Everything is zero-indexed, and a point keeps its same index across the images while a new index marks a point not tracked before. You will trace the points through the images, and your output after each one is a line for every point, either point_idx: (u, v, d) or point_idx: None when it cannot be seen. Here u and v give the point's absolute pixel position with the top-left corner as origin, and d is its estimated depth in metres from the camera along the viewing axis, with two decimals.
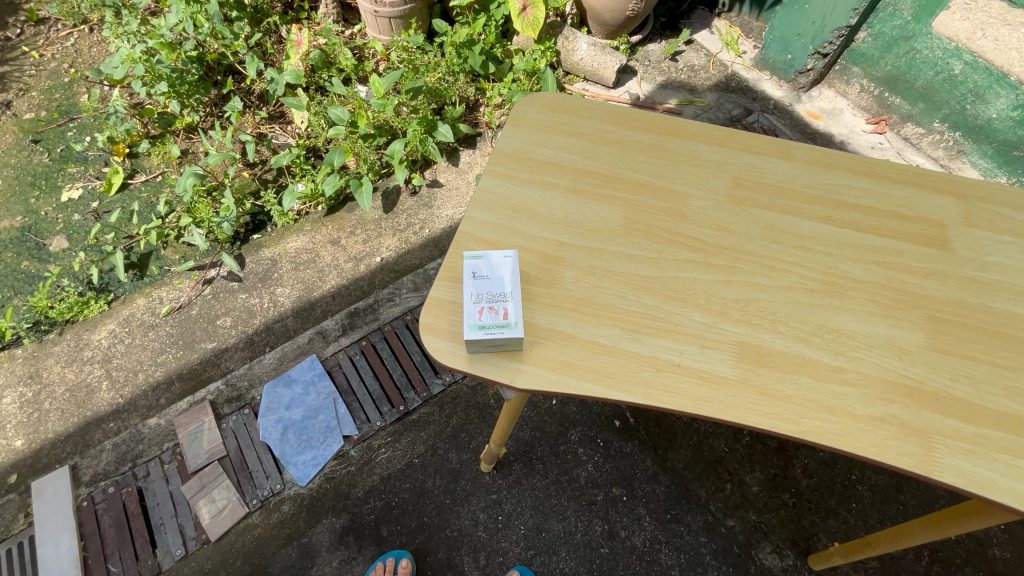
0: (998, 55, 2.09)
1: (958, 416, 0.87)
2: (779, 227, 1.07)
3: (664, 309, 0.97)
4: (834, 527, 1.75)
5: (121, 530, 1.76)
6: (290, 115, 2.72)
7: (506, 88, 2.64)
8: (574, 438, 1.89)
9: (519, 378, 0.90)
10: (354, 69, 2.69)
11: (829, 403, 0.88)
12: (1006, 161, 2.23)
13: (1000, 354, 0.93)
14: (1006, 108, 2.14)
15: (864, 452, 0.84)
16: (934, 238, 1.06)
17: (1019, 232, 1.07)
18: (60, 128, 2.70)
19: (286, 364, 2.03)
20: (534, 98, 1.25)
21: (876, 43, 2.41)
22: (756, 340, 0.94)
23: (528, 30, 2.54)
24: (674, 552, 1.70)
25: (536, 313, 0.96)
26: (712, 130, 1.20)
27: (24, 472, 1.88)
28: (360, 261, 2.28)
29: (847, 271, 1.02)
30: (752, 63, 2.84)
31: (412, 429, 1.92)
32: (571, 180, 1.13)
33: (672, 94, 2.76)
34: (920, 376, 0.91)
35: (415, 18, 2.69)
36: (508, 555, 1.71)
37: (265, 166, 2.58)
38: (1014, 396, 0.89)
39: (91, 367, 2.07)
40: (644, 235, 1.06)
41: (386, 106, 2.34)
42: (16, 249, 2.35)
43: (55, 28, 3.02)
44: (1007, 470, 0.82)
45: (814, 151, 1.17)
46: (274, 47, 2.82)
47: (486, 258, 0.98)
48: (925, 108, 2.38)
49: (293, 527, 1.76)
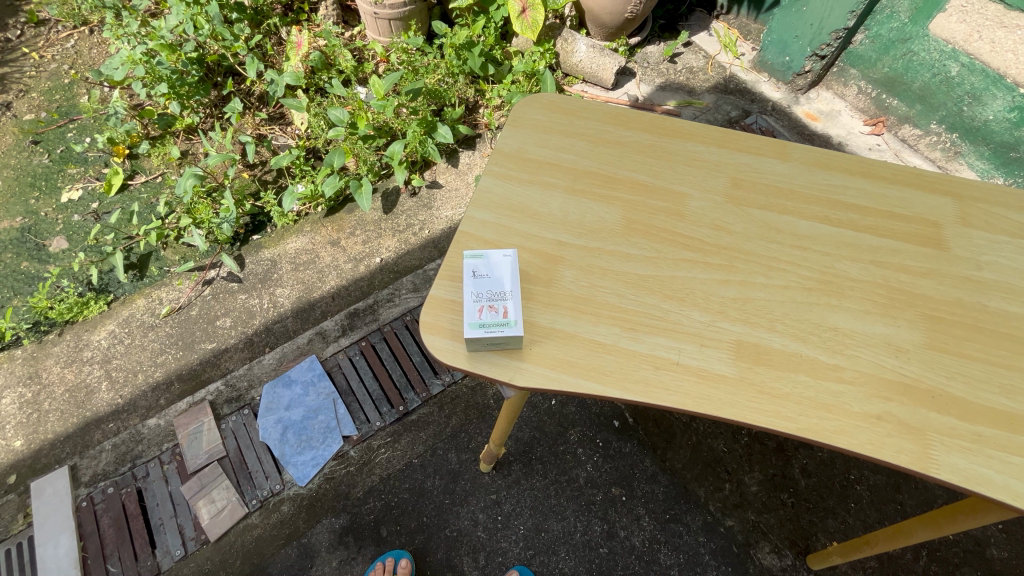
0: (994, 57, 2.11)
1: (954, 413, 0.88)
2: (777, 227, 1.08)
3: (663, 308, 0.98)
4: (832, 526, 1.75)
5: (120, 530, 1.76)
6: (290, 117, 2.73)
7: (505, 90, 2.65)
8: (573, 438, 1.89)
9: (519, 376, 0.91)
10: (354, 71, 2.70)
11: (826, 401, 0.89)
12: (1002, 163, 2.24)
13: (995, 353, 0.94)
14: (1002, 110, 2.15)
15: (861, 450, 0.85)
16: (930, 237, 1.07)
17: (1015, 232, 1.08)
18: (60, 129, 2.70)
19: (286, 364, 2.03)
20: (533, 99, 1.26)
21: (873, 45, 2.42)
22: (754, 339, 0.95)
23: (527, 32, 2.55)
24: (673, 552, 1.71)
25: (536, 312, 0.96)
26: (710, 131, 1.21)
27: (23, 473, 1.88)
28: (360, 262, 2.29)
29: (844, 270, 1.03)
30: (750, 65, 2.85)
31: (412, 429, 1.92)
32: (571, 180, 1.13)
33: (671, 96, 2.77)
34: (916, 374, 0.91)
35: (414, 20, 2.71)
36: (507, 555, 1.71)
37: (265, 167, 2.58)
38: (1009, 394, 0.90)
39: (91, 367, 2.07)
40: (643, 235, 1.06)
41: (386, 107, 2.34)
42: (16, 250, 2.35)
43: (55, 30, 3.03)
44: (1003, 467, 0.83)
45: (811, 152, 1.18)
46: (274, 49, 2.83)
47: (486, 257, 0.99)
48: (922, 109, 2.39)
49: (292, 527, 1.76)
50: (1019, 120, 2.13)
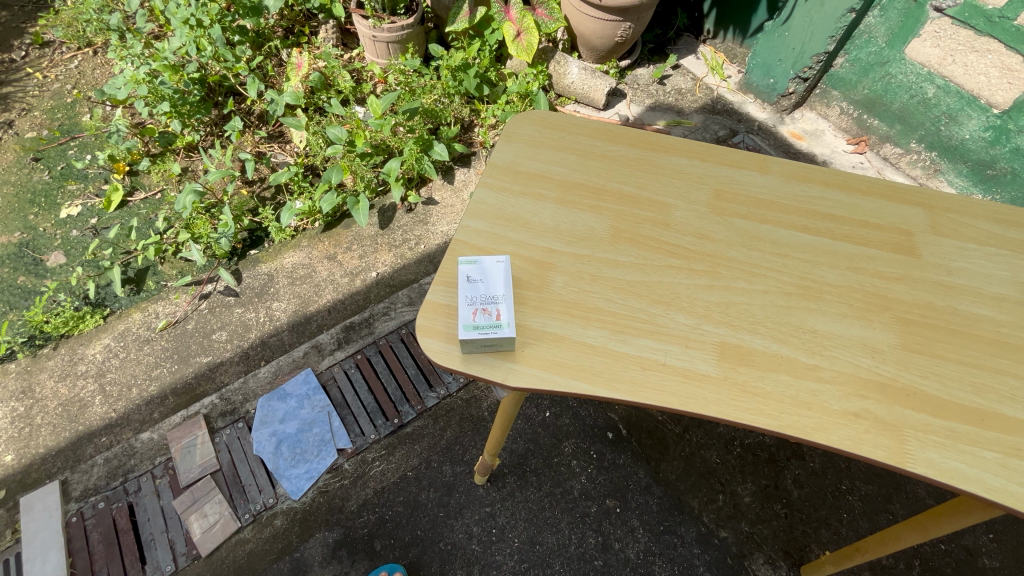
0: (968, 80, 2.20)
1: (928, 410, 0.91)
2: (757, 235, 1.12)
3: (650, 311, 1.01)
4: (825, 537, 1.76)
5: (110, 546, 1.75)
6: (289, 135, 2.79)
7: (500, 110, 2.72)
8: (567, 450, 1.91)
9: (511, 377, 0.93)
10: (352, 91, 2.77)
11: (807, 399, 0.92)
12: (980, 180, 2.33)
13: (966, 352, 0.98)
14: (978, 130, 2.24)
15: (841, 446, 0.88)
16: (903, 245, 1.12)
17: (983, 240, 1.13)
18: (61, 146, 2.75)
19: (280, 378, 2.04)
20: (525, 115, 1.32)
21: (854, 68, 2.53)
22: (737, 341, 0.98)
23: (521, 55, 2.63)
24: (668, 564, 1.71)
25: (528, 316, 1.00)
26: (694, 146, 1.27)
27: (13, 488, 1.86)
28: (356, 276, 2.32)
29: (823, 276, 1.07)
30: (736, 86, 2.95)
31: (407, 441, 1.93)
32: (560, 191, 1.18)
33: (661, 116, 2.85)
34: (892, 374, 0.95)
35: (412, 43, 2.80)
36: (502, 568, 1.71)
37: (264, 184, 2.63)
38: (980, 391, 0.94)
39: (85, 381, 2.07)
40: (631, 243, 1.11)
41: (383, 126, 2.40)
42: (14, 265, 2.37)
43: (59, 51, 3.10)
44: (975, 461, 0.86)
45: (789, 165, 1.24)
46: (274, 70, 2.91)
47: (480, 263, 1.02)
48: (902, 129, 2.48)
49: (285, 541, 1.75)
50: (993, 139, 2.22)
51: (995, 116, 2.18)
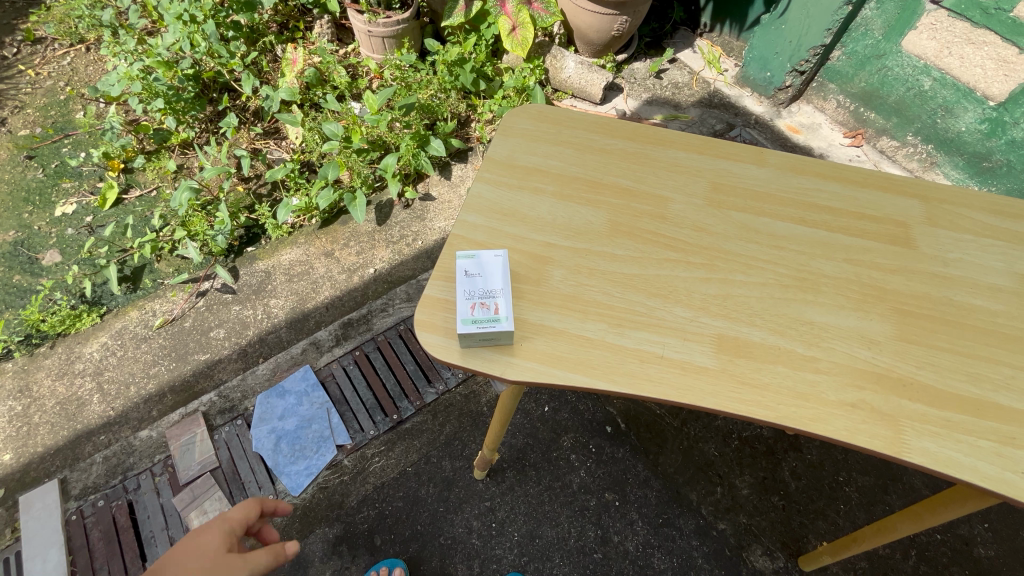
0: (964, 72, 2.20)
1: (924, 400, 0.92)
2: (754, 228, 1.12)
3: (648, 305, 1.02)
4: (822, 528, 1.78)
5: (110, 544, 1.75)
6: (285, 131, 2.78)
7: (496, 105, 2.71)
8: (566, 444, 1.92)
9: (509, 370, 0.94)
10: (347, 86, 2.75)
11: (804, 390, 0.92)
12: (976, 172, 2.34)
13: (961, 343, 0.99)
14: (974, 122, 2.25)
15: (837, 436, 0.88)
16: (899, 236, 1.12)
17: (979, 231, 1.13)
18: (55, 144, 2.73)
19: (279, 374, 2.04)
20: (522, 110, 1.31)
21: (850, 61, 2.53)
22: (734, 333, 0.99)
23: (517, 49, 2.62)
24: (667, 556, 1.72)
25: (527, 310, 1.00)
26: (691, 139, 1.27)
27: (11, 487, 1.86)
28: (353, 272, 2.32)
29: (820, 268, 1.07)
30: (733, 80, 2.94)
31: (406, 437, 1.93)
32: (558, 185, 1.18)
33: (658, 110, 2.85)
34: (888, 364, 0.96)
35: (407, 38, 2.79)
36: (502, 562, 1.71)
37: (260, 181, 2.61)
38: (975, 381, 0.94)
39: (83, 380, 2.06)
40: (628, 236, 1.11)
41: (379, 121, 2.39)
42: (9, 264, 2.36)
43: (52, 47, 3.08)
44: (970, 450, 0.87)
45: (786, 158, 1.24)
46: (269, 66, 2.88)
47: (477, 258, 1.03)
48: (898, 122, 2.48)
49: (285, 537, 1.75)
50: (990, 131, 2.23)
51: (991, 109, 2.18)
